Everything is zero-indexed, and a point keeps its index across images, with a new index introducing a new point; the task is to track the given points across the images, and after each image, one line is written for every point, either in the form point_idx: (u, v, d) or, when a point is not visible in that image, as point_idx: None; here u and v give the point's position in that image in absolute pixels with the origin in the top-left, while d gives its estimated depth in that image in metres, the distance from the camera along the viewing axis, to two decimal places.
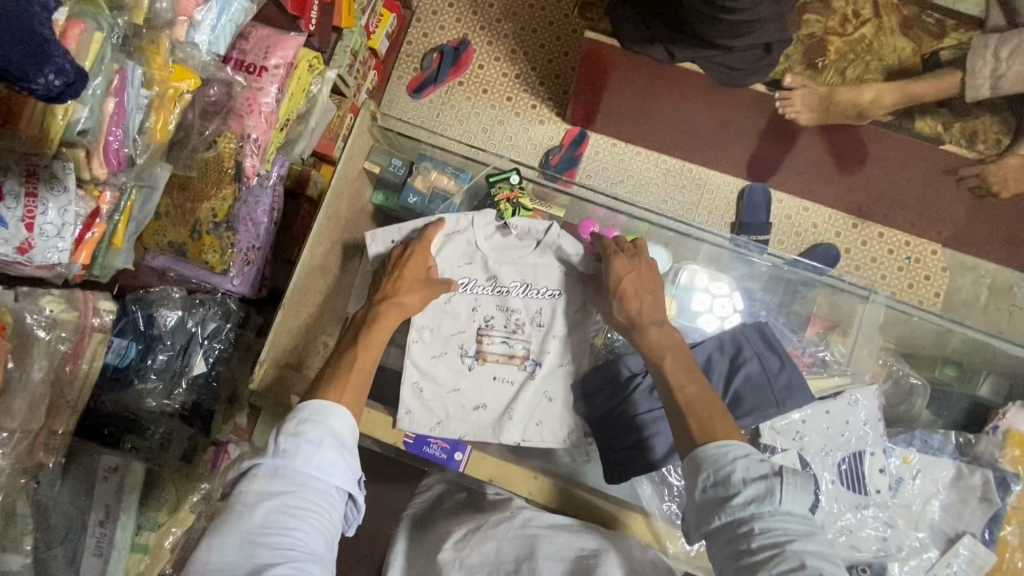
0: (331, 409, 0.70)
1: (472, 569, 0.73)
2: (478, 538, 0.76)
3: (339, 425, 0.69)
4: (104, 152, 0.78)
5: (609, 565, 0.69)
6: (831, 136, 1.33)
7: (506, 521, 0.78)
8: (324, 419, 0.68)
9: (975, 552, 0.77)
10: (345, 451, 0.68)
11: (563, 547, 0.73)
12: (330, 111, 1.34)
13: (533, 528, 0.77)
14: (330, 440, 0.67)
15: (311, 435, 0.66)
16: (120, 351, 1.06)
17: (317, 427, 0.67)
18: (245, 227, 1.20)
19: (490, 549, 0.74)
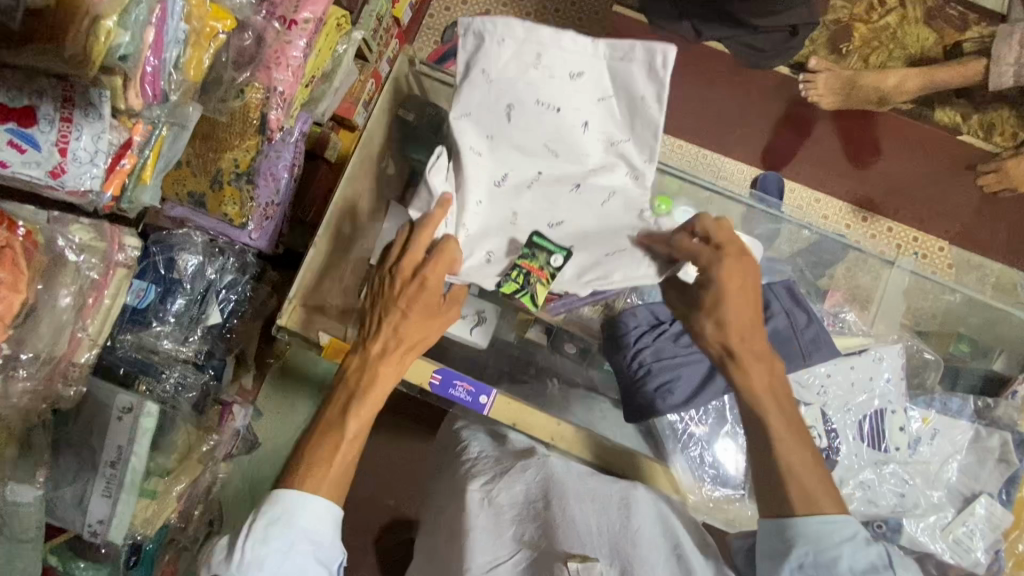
0: (302, 508, 0.70)
1: (501, 508, 0.80)
2: (507, 480, 0.82)
3: (311, 524, 0.70)
4: (141, 81, 0.76)
5: (640, 513, 0.75)
6: (847, 124, 1.31)
7: (533, 464, 0.81)
8: (291, 525, 0.68)
9: (991, 511, 0.77)
10: (313, 545, 0.69)
11: (595, 491, 0.78)
12: (353, 73, 1.33)
13: (559, 472, 0.80)
14: (300, 548, 0.68)
15: (275, 545, 0.67)
16: (139, 293, 1.06)
17: (284, 534, 0.68)
18: (266, 181, 1.18)
19: (519, 491, 0.81)
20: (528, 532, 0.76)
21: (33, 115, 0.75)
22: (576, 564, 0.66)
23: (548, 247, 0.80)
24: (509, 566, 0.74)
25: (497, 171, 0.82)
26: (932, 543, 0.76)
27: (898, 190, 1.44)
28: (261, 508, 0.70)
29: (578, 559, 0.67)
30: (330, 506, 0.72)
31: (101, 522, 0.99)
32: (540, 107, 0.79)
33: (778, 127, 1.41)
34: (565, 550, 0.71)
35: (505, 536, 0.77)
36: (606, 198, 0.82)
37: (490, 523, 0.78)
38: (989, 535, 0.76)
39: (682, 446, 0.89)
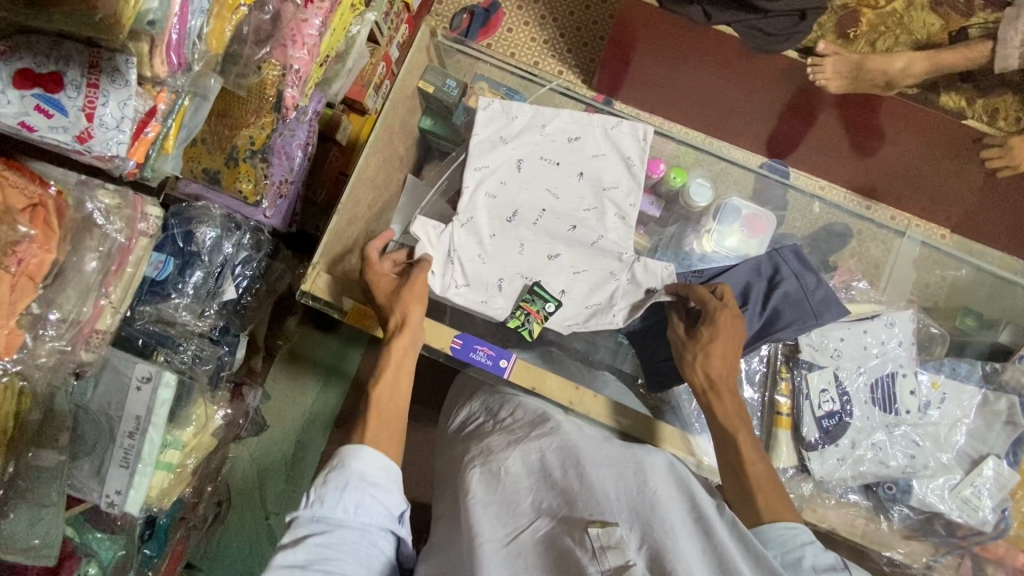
0: (358, 452, 0.66)
1: (516, 478, 0.68)
2: (523, 448, 0.72)
3: (365, 467, 0.65)
4: (166, 49, 0.77)
5: (657, 478, 0.63)
6: (852, 113, 1.33)
7: (547, 434, 0.72)
8: (348, 467, 0.65)
9: (999, 472, 0.79)
10: (370, 494, 0.64)
11: (610, 458, 0.68)
12: (365, 55, 1.33)
13: (574, 440, 0.69)
14: (357, 485, 0.64)
15: (334, 485, 0.63)
16: (158, 266, 1.07)
17: (342, 475, 0.64)
18: (279, 160, 1.21)
19: (535, 460, 0.70)
20: (547, 499, 0.64)
21: (60, 81, 0.76)
22: (595, 530, 0.55)
23: (546, 295, 0.86)
24: (530, 534, 0.62)
25: (510, 162, 0.91)
26: (941, 503, 0.78)
27: (902, 175, 1.46)
28: (323, 462, 0.67)
29: (598, 524, 0.56)
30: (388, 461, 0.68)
31: (119, 493, 1.00)
32: (539, 126, 0.92)
33: (785, 114, 1.43)
34: (585, 517, 0.59)
35: (523, 504, 0.65)
36: (608, 181, 0.91)
37: (502, 497, 0.67)
38: (997, 495, 0.78)
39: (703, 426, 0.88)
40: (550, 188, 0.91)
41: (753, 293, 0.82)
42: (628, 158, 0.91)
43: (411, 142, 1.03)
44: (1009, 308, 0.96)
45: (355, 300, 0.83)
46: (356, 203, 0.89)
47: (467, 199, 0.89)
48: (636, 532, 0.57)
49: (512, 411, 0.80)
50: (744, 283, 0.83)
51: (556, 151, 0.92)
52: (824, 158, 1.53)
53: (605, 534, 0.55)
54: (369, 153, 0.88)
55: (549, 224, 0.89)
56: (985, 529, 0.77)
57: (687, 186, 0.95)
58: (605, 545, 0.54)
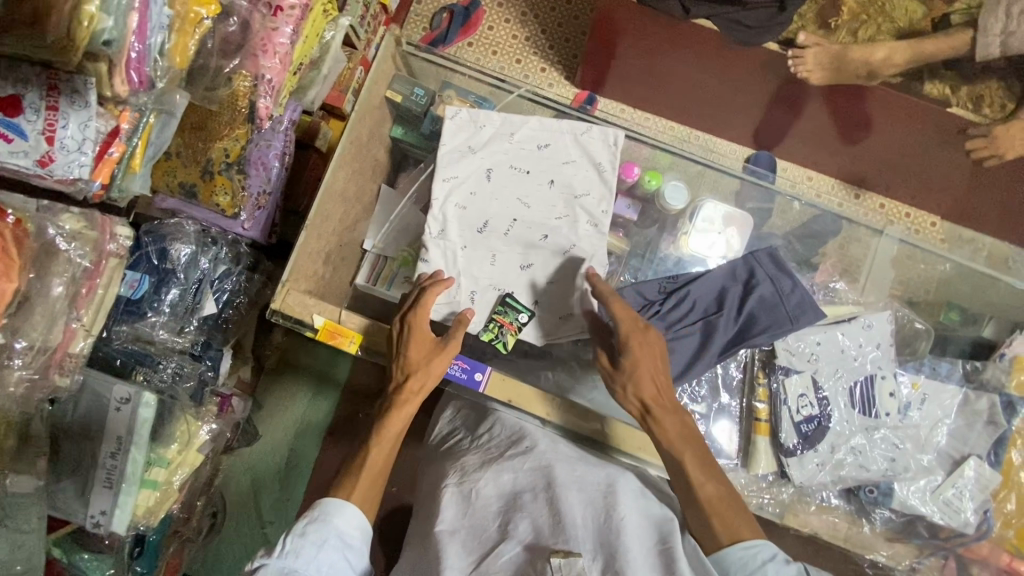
0: (340, 508, 0.71)
1: (487, 500, 0.77)
2: (495, 470, 0.80)
3: (346, 525, 0.70)
4: (126, 67, 0.75)
5: (624, 501, 0.72)
6: (839, 101, 1.31)
7: (521, 454, 0.80)
8: (328, 522, 0.69)
9: (980, 473, 0.78)
10: (345, 554, 0.68)
11: (580, 480, 0.76)
12: (341, 61, 1.30)
13: (548, 461, 0.78)
14: (334, 542, 0.68)
15: (314, 538, 0.67)
16: (133, 284, 1.06)
17: (321, 529, 0.68)
18: (256, 171, 1.19)
19: (508, 481, 0.78)
20: (516, 523, 0.72)
21: (19, 105, 0.75)
22: (558, 560, 0.64)
23: (519, 305, 0.85)
24: (493, 561, 0.69)
25: (479, 172, 0.90)
26: (923, 506, 0.78)
27: (888, 164, 1.45)
28: (301, 512, 0.70)
29: (561, 555, 0.65)
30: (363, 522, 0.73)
31: (104, 513, 1.00)
32: (508, 134, 0.91)
33: (770, 105, 1.41)
34: (550, 545, 0.68)
35: (490, 529, 0.73)
36: (580, 189, 0.89)
37: (474, 519, 0.75)
38: (978, 496, 0.78)
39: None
40: (521, 197, 0.89)
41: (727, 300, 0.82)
42: (599, 163, 0.90)
43: (384, 151, 1.02)
44: (994, 303, 0.95)
45: (325, 317, 0.81)
46: (326, 219, 0.89)
47: (436, 210, 0.88)
48: (598, 561, 0.67)
49: (489, 429, 0.88)
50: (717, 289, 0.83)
51: (526, 159, 0.90)
52: (810, 149, 1.52)
53: (567, 565, 0.64)
54: (336, 166, 0.88)
55: (521, 234, 0.88)
56: (967, 531, 0.77)
57: (662, 189, 0.94)
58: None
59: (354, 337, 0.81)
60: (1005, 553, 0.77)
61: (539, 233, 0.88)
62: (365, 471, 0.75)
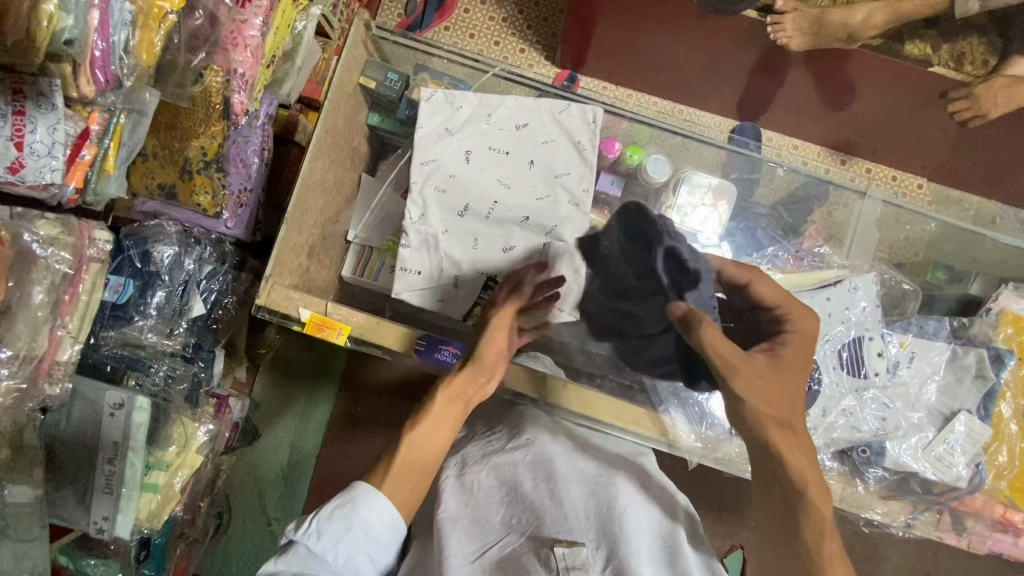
0: (372, 499, 0.64)
1: (488, 492, 0.77)
2: (495, 462, 0.79)
3: (373, 519, 0.63)
4: (91, 66, 0.73)
5: (625, 494, 0.74)
6: (821, 64, 1.28)
7: (521, 446, 0.80)
8: (357, 512, 0.62)
9: (971, 427, 0.79)
10: (367, 548, 0.62)
11: (582, 473, 0.77)
12: (315, 51, 1.27)
13: (550, 452, 0.78)
14: (359, 533, 0.61)
15: (339, 526, 0.61)
16: (117, 289, 1.05)
17: (348, 519, 0.61)
18: (236, 168, 1.17)
19: (507, 471, 0.78)
20: (517, 515, 0.74)
21: None
22: (561, 552, 0.67)
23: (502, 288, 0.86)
24: (496, 551, 0.72)
25: (458, 155, 0.89)
26: (915, 462, 0.78)
27: (874, 126, 1.44)
28: (332, 493, 0.63)
29: (565, 545, 0.68)
30: (397, 514, 0.65)
31: (106, 518, 1.00)
32: (485, 115, 0.90)
33: (753, 74, 1.40)
34: (552, 534, 0.70)
35: (494, 521, 0.74)
36: (560, 168, 0.89)
37: (475, 510, 0.76)
38: (969, 450, 0.78)
39: (681, 402, 0.85)
40: (501, 178, 0.89)
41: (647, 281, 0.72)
42: (579, 142, 0.89)
43: (362, 140, 1.01)
44: (978, 260, 0.95)
45: (311, 310, 0.80)
46: (306, 210, 0.87)
47: (416, 194, 0.87)
48: (601, 552, 0.69)
49: (490, 425, 0.89)
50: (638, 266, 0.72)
51: (504, 141, 0.89)
52: (793, 116, 1.52)
53: (570, 554, 0.67)
54: (312, 158, 0.86)
55: (502, 217, 0.88)
56: (960, 484, 0.78)
57: (644, 163, 0.93)
58: (570, 565, 0.66)
59: (340, 328, 0.79)
60: (999, 505, 0.79)
61: (521, 215, 0.88)
62: (394, 471, 0.68)
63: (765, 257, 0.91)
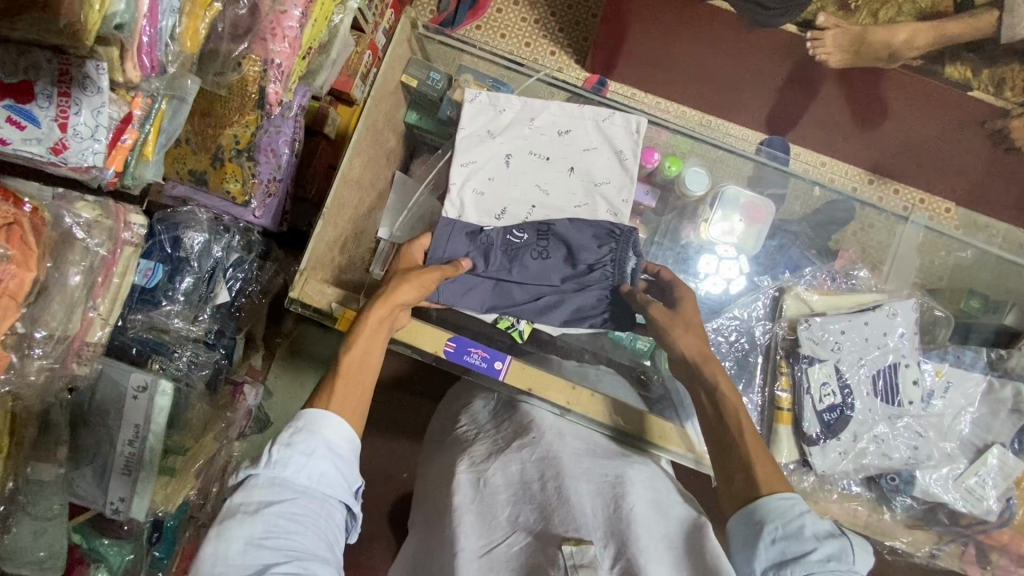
0: (325, 418, 0.65)
1: (495, 490, 0.77)
2: (503, 461, 0.80)
3: (334, 436, 0.64)
4: (138, 52, 0.74)
5: (634, 493, 0.72)
6: (856, 84, 1.27)
7: (528, 445, 0.80)
8: (315, 431, 0.63)
9: (1003, 461, 0.78)
10: (337, 464, 0.63)
11: (588, 472, 0.76)
12: (350, 44, 1.27)
13: (557, 452, 0.78)
14: (323, 452, 0.63)
15: (302, 447, 0.62)
16: (147, 273, 1.03)
17: (308, 439, 0.63)
18: (267, 158, 1.17)
19: (516, 471, 0.78)
20: (525, 514, 0.73)
21: (30, 91, 0.74)
22: (569, 548, 0.65)
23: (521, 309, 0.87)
24: (504, 548, 0.71)
25: (498, 158, 0.89)
26: (945, 493, 0.77)
27: (903, 149, 1.44)
28: (285, 424, 0.64)
29: (572, 542, 0.66)
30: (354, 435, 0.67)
31: (123, 499, 1.02)
32: (527, 119, 0.90)
33: (785, 89, 1.39)
34: (559, 533, 0.68)
35: (500, 517, 0.74)
36: (600, 177, 0.89)
37: (483, 507, 0.76)
38: (1001, 484, 0.77)
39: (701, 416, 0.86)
40: (540, 183, 0.89)
41: (601, 258, 0.86)
42: (620, 152, 0.89)
43: (399, 137, 1.01)
44: (1015, 290, 0.94)
45: (344, 306, 0.79)
46: (342, 206, 0.87)
47: (454, 195, 0.88)
48: (610, 549, 0.67)
49: (497, 422, 0.89)
50: (585, 254, 0.86)
51: (546, 148, 0.89)
52: (824, 133, 1.51)
53: (578, 552, 0.65)
54: (353, 153, 0.85)
55: (539, 221, 0.88)
56: (989, 518, 0.76)
57: (682, 175, 0.92)
58: (578, 563, 0.64)
59: None
60: None
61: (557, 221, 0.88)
62: (340, 380, 0.68)
63: (802, 277, 0.90)
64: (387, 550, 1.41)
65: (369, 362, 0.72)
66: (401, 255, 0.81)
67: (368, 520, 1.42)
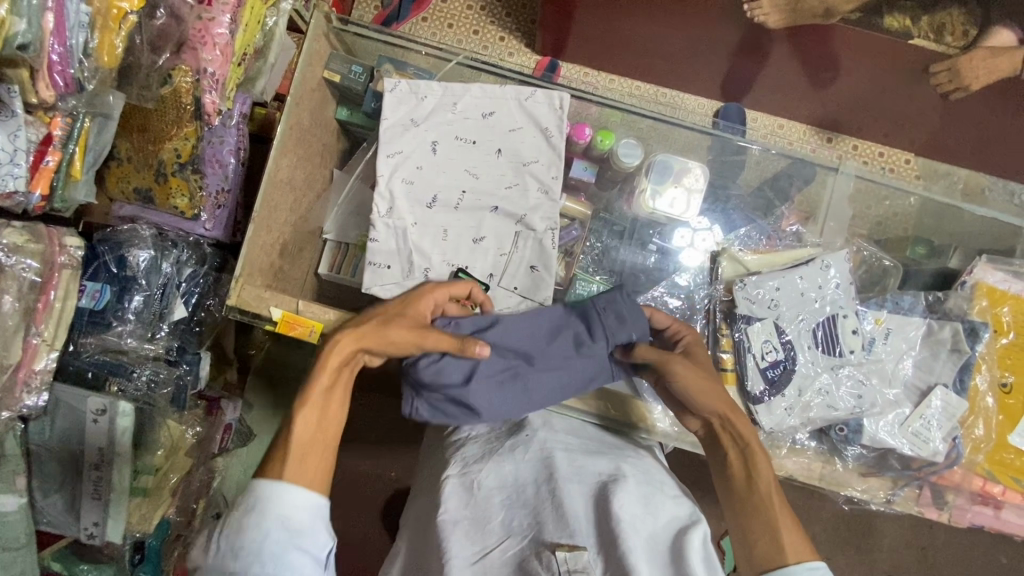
0: (280, 492, 0.63)
1: (489, 492, 0.76)
2: (496, 460, 0.78)
3: (288, 513, 0.63)
4: (49, 70, 0.73)
5: (626, 493, 0.71)
6: (804, 43, 1.26)
7: (521, 444, 0.79)
8: (268, 512, 0.62)
9: (947, 401, 0.78)
10: (295, 545, 0.62)
11: (582, 469, 0.76)
12: (288, 47, 1.24)
13: (551, 449, 0.77)
14: (278, 531, 0.62)
15: (255, 538, 0.61)
16: (94, 296, 1.03)
17: (262, 519, 0.62)
18: (213, 169, 1.15)
19: (510, 471, 0.77)
20: (518, 518, 0.72)
21: None
22: (563, 554, 0.65)
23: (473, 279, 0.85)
24: (498, 554, 0.70)
25: (425, 145, 0.88)
26: (892, 439, 0.77)
27: (857, 103, 1.43)
28: (235, 504, 0.64)
29: (566, 548, 0.66)
30: (317, 502, 0.65)
31: (96, 524, 1.03)
32: (450, 104, 0.89)
33: (735, 55, 1.38)
34: (554, 539, 0.68)
35: (494, 522, 0.73)
36: (528, 156, 0.88)
37: (475, 510, 0.75)
38: (946, 425, 0.77)
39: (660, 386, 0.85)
40: (469, 168, 0.88)
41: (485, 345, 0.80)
42: (546, 129, 0.88)
43: (332, 135, 1.00)
44: (957, 234, 0.95)
45: (283, 309, 0.78)
46: (276, 209, 0.86)
47: (383, 187, 0.87)
48: (601, 554, 0.67)
49: (488, 418, 0.87)
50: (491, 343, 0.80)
51: (470, 131, 0.89)
52: (780, 92, 1.49)
53: (572, 558, 0.65)
54: (278, 154, 0.84)
55: (471, 205, 0.88)
56: (937, 459, 0.77)
57: (615, 147, 0.91)
58: (572, 568, 0.64)
59: (313, 326, 0.77)
60: (978, 477, 0.78)
61: (489, 203, 0.88)
62: (301, 434, 0.67)
63: (738, 237, 0.92)
64: (377, 547, 1.41)
65: (331, 417, 0.70)
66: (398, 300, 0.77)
67: (356, 521, 1.42)
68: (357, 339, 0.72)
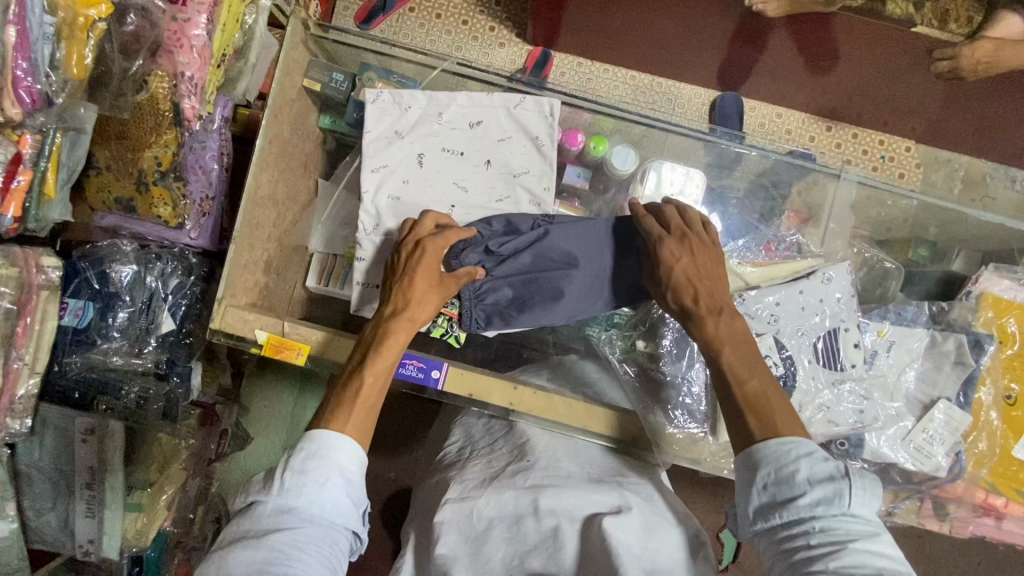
0: (337, 442, 0.63)
1: (488, 523, 0.74)
2: (494, 488, 0.76)
3: (346, 462, 0.63)
4: (13, 87, 0.71)
5: (625, 526, 0.68)
6: (804, 30, 1.20)
7: (522, 471, 0.77)
8: (328, 457, 0.62)
9: (950, 415, 0.77)
10: (350, 492, 0.62)
11: (584, 503, 0.73)
12: (271, 45, 1.19)
13: (549, 479, 0.75)
14: (337, 480, 0.62)
15: (316, 475, 0.61)
16: (77, 313, 1.00)
17: (323, 466, 0.62)
18: (195, 176, 1.09)
19: (509, 500, 0.74)
20: (520, 556, 0.73)
21: None
22: None
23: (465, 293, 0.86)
24: None
25: (410, 158, 0.85)
26: (893, 454, 0.76)
27: (856, 92, 1.39)
28: (298, 445, 0.63)
29: None
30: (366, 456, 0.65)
31: (92, 540, 1.03)
32: (435, 115, 0.86)
33: (733, 44, 1.32)
34: None
35: (494, 560, 0.73)
36: (518, 167, 0.86)
37: (474, 540, 0.74)
38: (948, 440, 0.76)
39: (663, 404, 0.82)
40: (457, 181, 0.85)
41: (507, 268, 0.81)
42: (536, 138, 0.86)
43: (315, 144, 0.97)
44: (963, 235, 0.94)
45: (268, 331, 0.76)
46: (257, 225, 0.84)
47: (368, 204, 0.84)
48: None
49: (491, 443, 0.87)
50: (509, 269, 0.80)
51: (457, 142, 0.86)
52: (778, 82, 1.43)
53: None
54: (257, 171, 0.81)
55: (462, 220, 0.85)
56: (939, 474, 0.76)
57: (609, 155, 0.91)
58: None
59: (299, 349, 0.75)
60: (981, 490, 0.77)
61: (479, 218, 0.85)
62: (360, 403, 0.66)
63: (736, 249, 0.87)
64: (379, 550, 1.41)
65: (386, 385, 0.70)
66: (416, 259, 0.74)
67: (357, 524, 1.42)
68: (404, 314, 0.71)
